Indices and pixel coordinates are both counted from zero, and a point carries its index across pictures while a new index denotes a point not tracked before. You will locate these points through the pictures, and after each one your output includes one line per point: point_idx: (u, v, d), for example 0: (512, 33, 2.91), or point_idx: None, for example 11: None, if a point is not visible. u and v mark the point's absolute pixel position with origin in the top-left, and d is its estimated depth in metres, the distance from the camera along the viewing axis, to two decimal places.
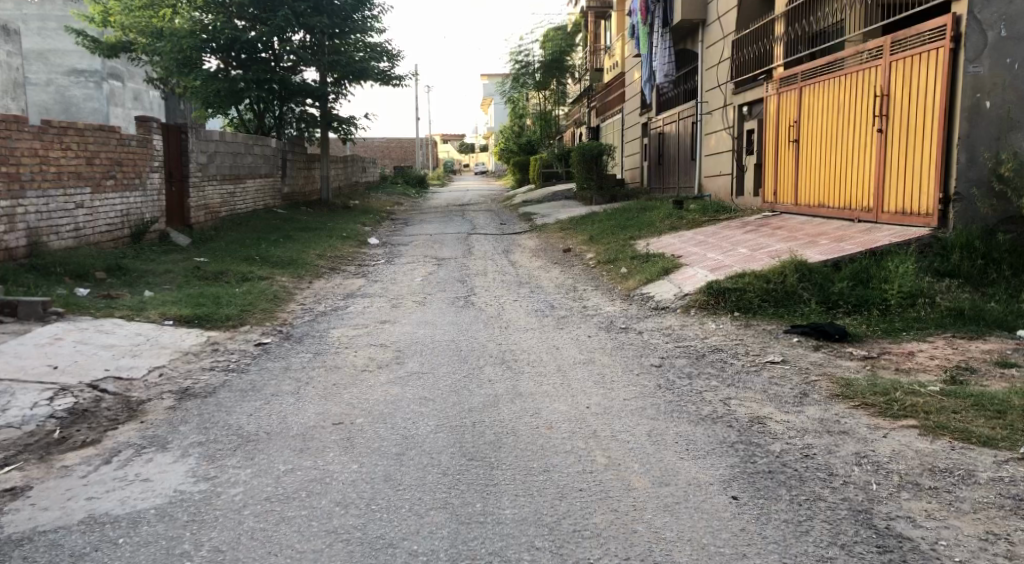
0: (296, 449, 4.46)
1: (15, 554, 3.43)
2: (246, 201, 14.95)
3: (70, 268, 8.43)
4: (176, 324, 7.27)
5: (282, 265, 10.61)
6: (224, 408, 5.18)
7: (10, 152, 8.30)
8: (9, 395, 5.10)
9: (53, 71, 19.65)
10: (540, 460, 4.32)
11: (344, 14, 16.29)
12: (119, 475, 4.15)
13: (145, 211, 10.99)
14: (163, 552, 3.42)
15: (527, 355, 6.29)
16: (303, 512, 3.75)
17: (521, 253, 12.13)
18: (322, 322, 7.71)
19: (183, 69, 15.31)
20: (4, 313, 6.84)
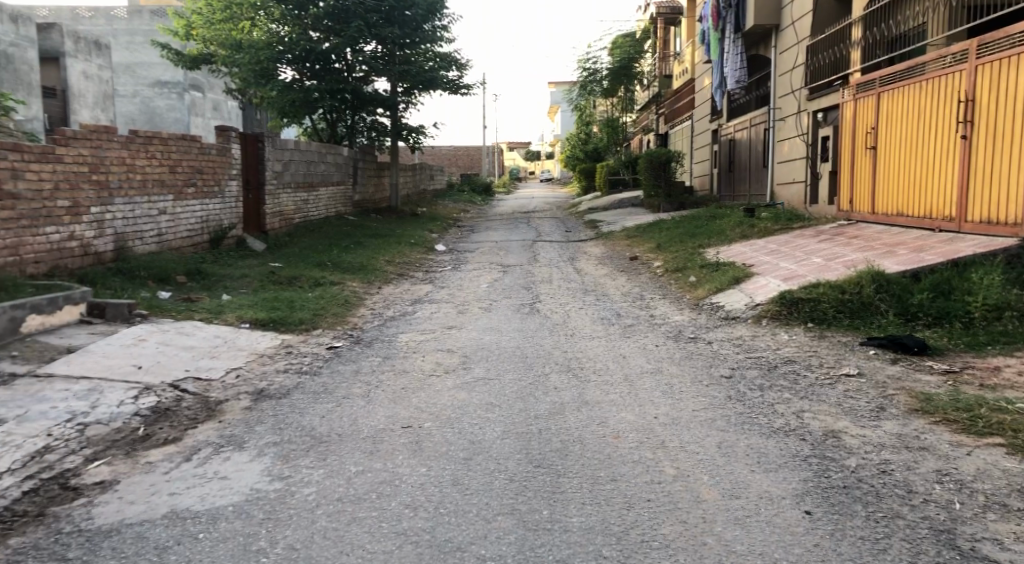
0: (367, 451, 4.55)
1: (104, 545, 3.59)
2: (319, 208, 15.33)
3: (153, 272, 8.79)
4: (252, 327, 7.51)
5: (352, 271, 10.83)
6: (298, 410, 5.32)
7: (100, 161, 8.70)
8: (98, 393, 5.34)
9: (138, 83, 20.94)
10: (607, 469, 4.30)
11: (415, 24, 16.40)
12: (199, 473, 4.30)
13: (223, 217, 11.38)
14: (241, 548, 3.53)
15: (594, 363, 6.29)
16: (373, 513, 3.82)
17: (587, 261, 12.13)
18: (391, 327, 7.84)
19: (259, 80, 15.75)
20: (93, 314, 7.17)
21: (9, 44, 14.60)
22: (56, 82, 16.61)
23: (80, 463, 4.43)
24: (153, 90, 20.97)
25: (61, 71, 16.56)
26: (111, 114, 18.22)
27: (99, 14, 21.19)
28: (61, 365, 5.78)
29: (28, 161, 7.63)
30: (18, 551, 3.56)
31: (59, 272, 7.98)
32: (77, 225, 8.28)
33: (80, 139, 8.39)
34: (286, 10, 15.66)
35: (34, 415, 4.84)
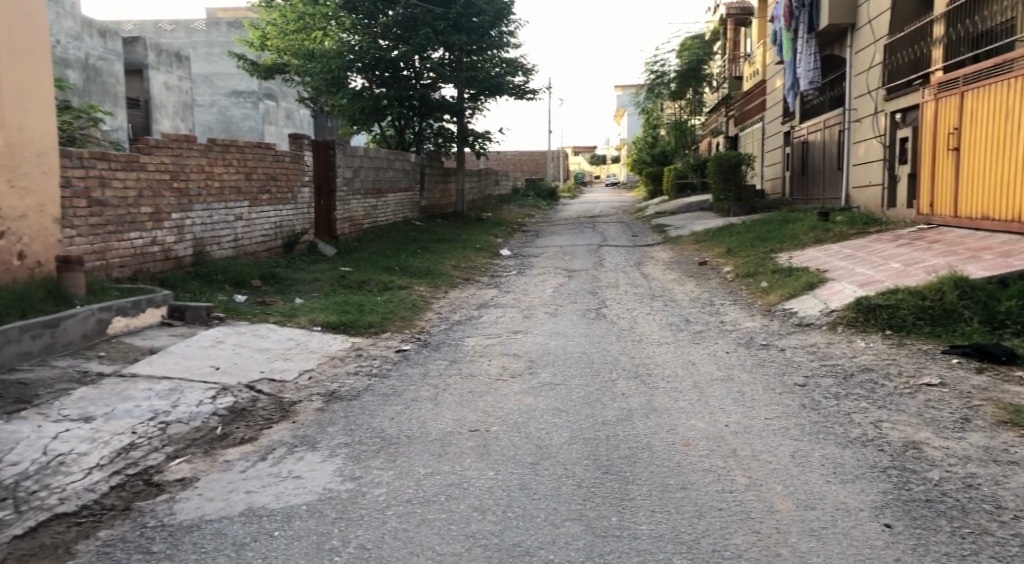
0: (435, 454, 4.60)
1: (185, 539, 3.70)
2: (387, 213, 15.58)
3: (230, 276, 9.07)
4: (323, 330, 7.67)
5: (420, 275, 10.97)
6: (368, 411, 5.41)
7: (181, 169, 9.02)
8: (179, 392, 5.54)
9: (216, 93, 21.68)
10: (676, 477, 4.25)
11: (482, 30, 16.62)
12: (273, 472, 4.41)
13: (296, 222, 11.67)
14: (315, 547, 3.60)
15: (662, 369, 6.22)
16: (442, 516, 3.86)
17: (654, 265, 12.02)
18: (457, 331, 7.91)
19: (331, 89, 16.18)
20: (174, 317, 7.43)
21: (97, 58, 15.29)
22: (139, 93, 17.32)
23: (162, 460, 4.59)
24: (230, 100, 21.66)
25: (145, 83, 17.25)
26: (190, 123, 18.89)
27: (180, 26, 22.01)
28: (145, 365, 6.01)
29: (114, 170, 7.97)
30: (106, 543, 3.71)
31: (142, 275, 8.31)
32: (159, 231, 8.61)
33: (162, 148, 8.72)
34: (357, 20, 16.04)
35: (119, 413, 5.04)
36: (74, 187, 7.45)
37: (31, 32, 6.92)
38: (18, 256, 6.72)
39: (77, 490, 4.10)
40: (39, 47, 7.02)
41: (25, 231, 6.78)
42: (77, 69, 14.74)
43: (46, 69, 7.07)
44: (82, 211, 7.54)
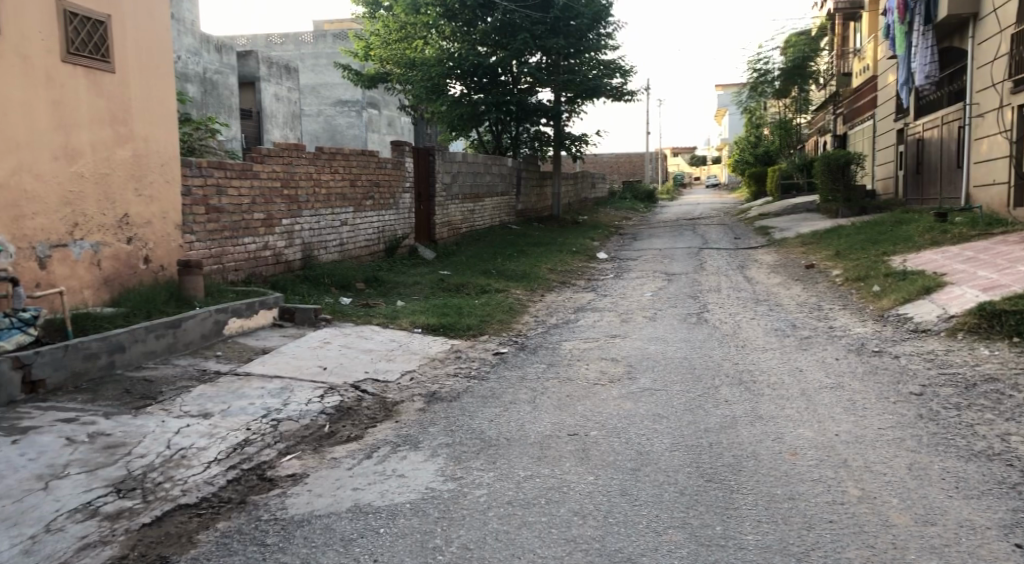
0: (534, 457, 4.62)
1: (297, 533, 3.82)
2: (485, 218, 15.77)
3: (336, 279, 9.40)
4: (424, 332, 7.82)
5: (517, 279, 11.04)
6: (468, 413, 5.48)
7: (291, 176, 9.38)
8: (290, 391, 5.77)
9: (322, 103, 22.49)
10: (784, 486, 4.12)
11: (580, 33, 16.59)
12: (378, 470, 4.53)
13: (397, 227, 11.96)
14: (419, 545, 3.66)
15: (768, 376, 6.04)
16: (543, 519, 3.87)
17: (758, 269, 11.70)
18: (555, 334, 7.92)
19: (431, 96, 16.46)
20: (284, 319, 7.75)
21: (213, 72, 16.10)
22: (252, 104, 18.13)
23: (274, 456, 4.78)
24: (335, 109, 22.41)
25: (257, 95, 18.05)
26: (298, 132, 19.65)
27: (289, 39, 22.90)
28: (258, 365, 6.28)
29: (230, 178, 8.35)
30: (225, 534, 3.84)
31: (255, 278, 8.71)
32: (271, 236, 9.00)
33: (274, 156, 9.08)
34: (456, 27, 16.34)
35: (235, 410, 5.28)
36: (194, 195, 7.85)
37: (155, 48, 7.34)
38: (144, 260, 7.20)
39: (198, 482, 4.32)
40: (164, 61, 7.45)
41: (150, 237, 7.26)
42: (195, 83, 15.55)
43: (169, 82, 7.50)
44: (201, 218, 7.94)
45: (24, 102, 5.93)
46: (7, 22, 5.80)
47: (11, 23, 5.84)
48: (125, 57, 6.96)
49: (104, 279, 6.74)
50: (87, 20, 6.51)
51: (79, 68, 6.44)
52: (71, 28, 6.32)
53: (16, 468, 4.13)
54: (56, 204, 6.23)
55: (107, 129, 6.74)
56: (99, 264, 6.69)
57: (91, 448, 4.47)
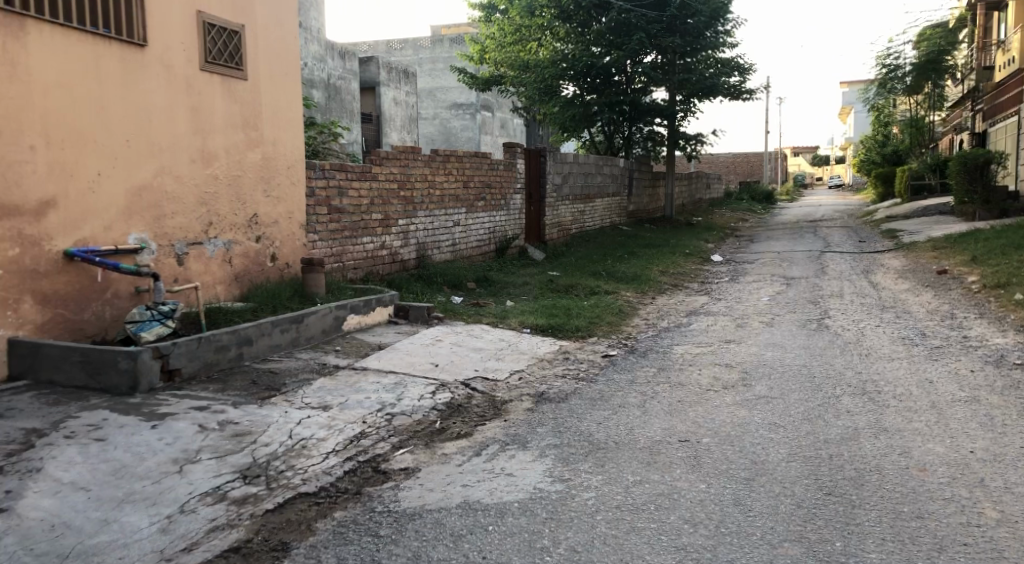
0: (644, 462, 4.56)
1: (409, 526, 3.90)
2: (596, 219, 15.72)
3: (448, 278, 9.59)
4: (533, 333, 7.87)
5: (627, 281, 10.93)
6: (577, 415, 5.47)
7: (407, 178, 9.63)
8: (403, 386, 5.93)
9: (438, 106, 22.99)
10: (912, 504, 3.90)
11: (697, 32, 16.13)
12: (487, 467, 4.58)
13: (508, 228, 12.10)
14: (527, 545, 3.67)
15: (894, 387, 5.73)
16: (653, 525, 3.81)
17: (884, 274, 11.11)
18: (666, 338, 7.79)
19: (544, 97, 16.79)
20: (398, 316, 7.98)
21: (336, 78, 16.75)
22: (372, 108, 18.74)
23: (389, 449, 4.91)
24: (450, 112, 22.88)
25: (377, 99, 18.64)
26: (414, 135, 20.19)
27: (408, 44, 23.51)
28: (374, 360, 6.48)
29: (350, 180, 8.66)
30: (341, 524, 3.96)
31: (372, 277, 9.01)
32: (387, 236, 9.27)
33: (392, 159, 9.33)
34: (571, 29, 16.40)
35: (352, 403, 5.48)
36: (317, 196, 8.19)
37: (284, 56, 7.70)
38: (271, 259, 7.59)
39: (317, 472, 4.49)
40: (291, 68, 7.80)
41: (277, 236, 7.63)
42: (320, 89, 16.22)
43: (296, 88, 7.86)
44: (324, 218, 8.27)
45: (166, 108, 6.34)
46: (153, 34, 6.22)
47: (157, 35, 6.26)
48: (257, 65, 7.34)
49: (234, 276, 7.14)
50: (224, 30, 6.90)
51: (216, 76, 6.84)
52: (208, 38, 6.72)
53: (155, 452, 4.43)
54: (193, 204, 6.63)
55: (240, 133, 7.13)
56: (230, 261, 7.09)
57: (220, 436, 4.73)
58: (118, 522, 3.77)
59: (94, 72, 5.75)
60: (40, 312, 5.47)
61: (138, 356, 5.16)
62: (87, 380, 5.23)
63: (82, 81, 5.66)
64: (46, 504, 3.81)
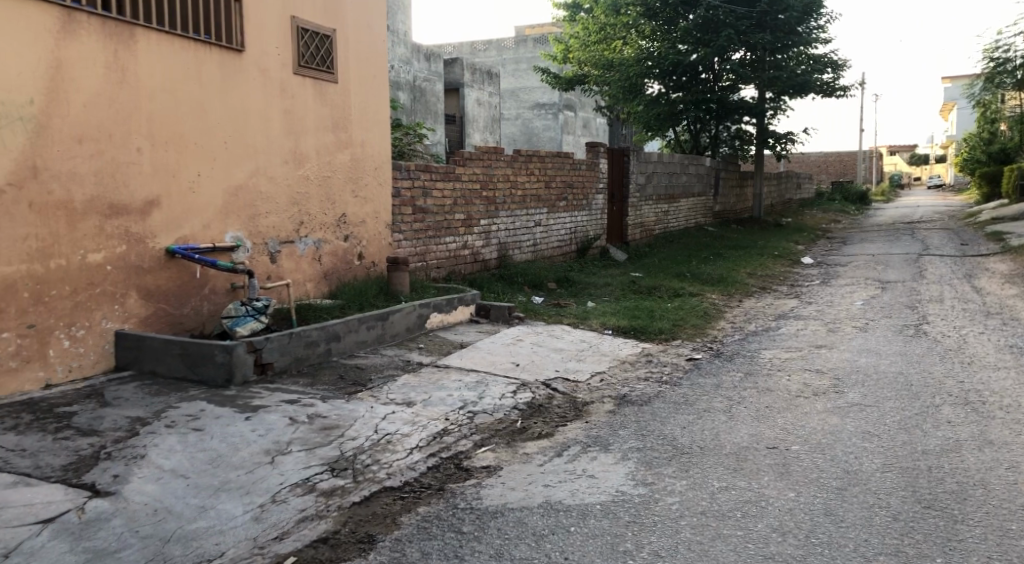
0: (730, 468, 4.46)
1: (491, 523, 3.92)
2: (680, 219, 15.47)
3: (528, 278, 9.62)
4: (614, 334, 7.82)
5: (712, 282, 10.73)
6: (660, 418, 5.40)
7: (490, 178, 9.69)
8: (485, 385, 5.98)
9: (521, 107, 23.08)
10: (1021, 522, 3.69)
11: (788, 27, 15.66)
12: (569, 469, 4.57)
13: (589, 228, 12.05)
14: (609, 547, 3.64)
15: (1001, 397, 5.43)
16: (739, 532, 3.72)
17: (990, 278, 10.56)
18: (753, 342, 7.59)
19: (628, 96, 16.69)
20: (480, 315, 8.06)
21: (422, 80, 17.01)
22: (455, 110, 18.96)
23: (471, 446, 4.95)
24: (533, 112, 22.93)
25: (460, 100, 18.85)
26: (497, 136, 20.32)
27: (491, 46, 23.68)
28: (456, 358, 6.56)
29: (434, 181, 8.78)
30: (425, 519, 4.01)
31: (454, 276, 9.13)
32: (470, 236, 9.37)
33: (475, 159, 9.41)
34: (657, 27, 16.26)
35: (435, 400, 5.56)
36: (402, 196, 8.33)
37: (373, 60, 7.87)
38: (358, 257, 7.77)
39: (402, 467, 4.57)
40: (380, 70, 7.98)
41: (364, 236, 7.81)
42: (406, 90, 16.50)
43: (384, 90, 8.02)
44: (409, 218, 8.42)
45: (262, 111, 6.57)
46: (250, 39, 6.45)
47: (254, 41, 6.49)
48: (347, 68, 7.53)
49: (323, 273, 7.34)
50: (317, 34, 7.10)
51: (308, 80, 7.05)
52: (302, 43, 6.93)
53: (249, 443, 4.59)
54: (285, 204, 6.85)
55: (330, 134, 7.33)
56: (320, 259, 7.30)
57: (309, 429, 4.87)
58: (214, 509, 3.92)
59: (195, 78, 5.99)
60: (144, 307, 5.75)
61: (233, 350, 5.36)
62: (187, 372, 5.46)
63: (183, 86, 5.91)
64: (149, 489, 3.99)
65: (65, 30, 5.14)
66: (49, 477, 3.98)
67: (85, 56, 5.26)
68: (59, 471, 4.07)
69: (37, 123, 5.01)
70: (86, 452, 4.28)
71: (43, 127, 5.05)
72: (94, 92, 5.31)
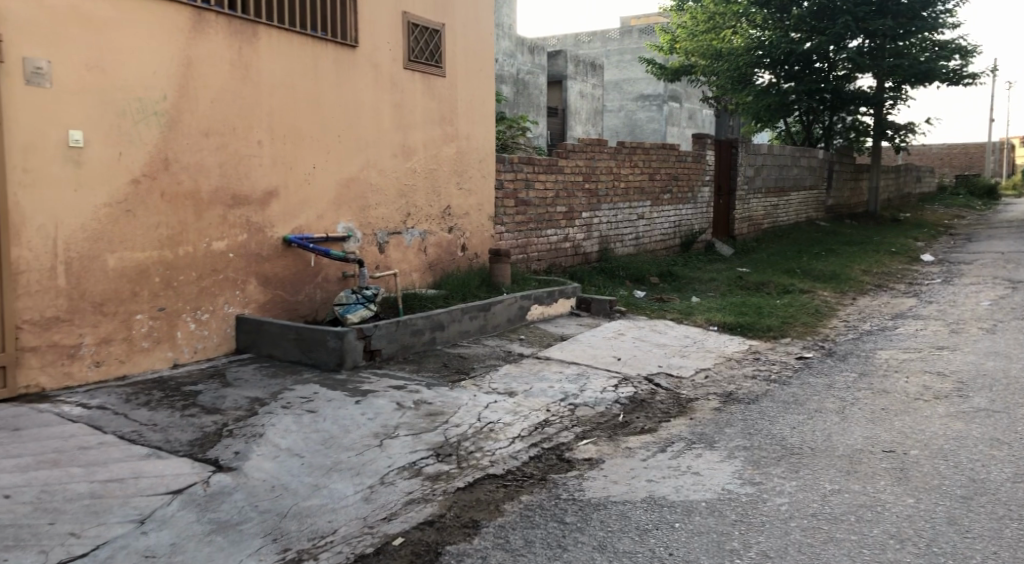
0: (843, 470, 4.30)
1: (594, 516, 3.92)
2: (790, 214, 14.96)
3: (631, 272, 9.54)
4: (720, 330, 7.65)
5: (824, 279, 10.35)
6: (768, 418, 5.25)
7: (593, 171, 9.65)
8: (586, 378, 5.98)
9: (625, 99, 22.89)
10: None
11: (913, 12, 14.90)
12: (673, 465, 4.51)
13: (694, 222, 11.85)
14: (716, 545, 3.57)
15: None
16: (853, 537, 3.58)
17: None
18: (869, 342, 7.29)
19: (737, 86, 16.38)
20: (581, 309, 8.06)
21: (525, 73, 17.10)
22: (558, 102, 18.94)
23: (572, 439, 4.96)
24: (637, 104, 22.67)
25: (564, 93, 18.82)
26: (600, 128, 20.21)
27: (596, 37, 23.54)
28: (557, 351, 6.58)
29: (537, 173, 8.82)
30: (528, 507, 4.04)
31: (555, 269, 9.16)
32: (571, 229, 9.36)
33: (578, 152, 9.39)
34: (769, 15, 15.76)
35: (537, 391, 5.61)
36: (506, 189, 8.41)
37: (479, 54, 7.96)
38: (461, 249, 7.90)
39: (504, 455, 4.63)
40: (486, 65, 8.06)
41: (467, 228, 7.93)
42: (510, 84, 16.60)
43: (489, 84, 8.11)
44: (511, 210, 8.48)
45: (373, 105, 6.76)
46: (363, 35, 6.64)
47: (367, 36, 6.68)
48: (455, 62, 7.65)
49: (429, 264, 7.50)
50: (426, 29, 7.24)
51: (417, 74, 7.20)
52: (412, 38, 7.08)
53: (359, 425, 4.76)
54: (393, 196, 7.03)
55: (438, 128, 7.47)
56: (425, 250, 7.45)
57: (415, 414, 5.00)
58: (327, 488, 4.08)
59: (312, 73, 6.21)
60: (262, 293, 6.03)
61: (344, 336, 5.54)
62: (301, 356, 5.68)
63: (301, 82, 6.14)
64: (267, 466, 4.19)
65: (195, 29, 5.43)
66: (177, 451, 4.24)
67: (213, 53, 5.54)
68: (186, 445, 4.32)
69: (169, 117, 5.31)
70: (210, 429, 4.53)
71: (174, 121, 5.35)
72: (220, 89, 5.59)
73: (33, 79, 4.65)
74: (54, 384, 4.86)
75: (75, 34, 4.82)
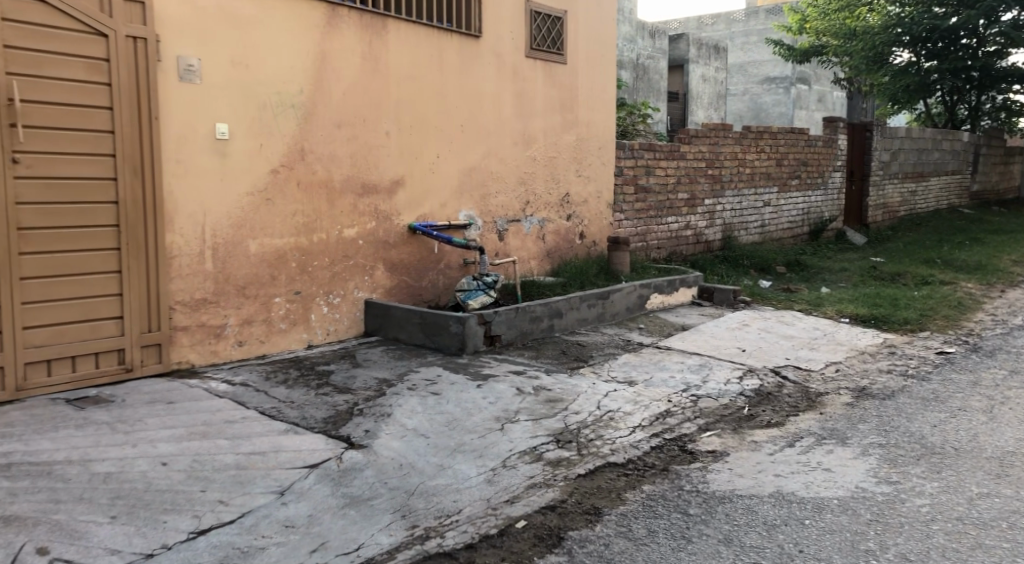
0: (992, 473, 4.03)
1: (719, 508, 3.84)
2: (929, 200, 14.10)
3: (756, 262, 9.28)
4: (852, 323, 7.31)
5: (968, 270, 9.69)
6: (905, 415, 4.98)
7: (716, 157, 9.40)
8: (708, 369, 5.86)
9: (749, 82, 22.15)
10: None
11: None
12: (803, 460, 4.36)
13: (824, 210, 11.37)
14: (849, 545, 3.43)
15: None
16: (1004, 544, 3.36)
17: None
18: (1020, 338, 6.77)
19: (872, 66, 15.41)
20: (704, 298, 7.90)
21: (646, 57, 16.82)
22: (679, 87, 18.55)
23: (695, 430, 4.86)
24: (763, 87, 21.88)
25: (685, 77, 18.40)
26: (723, 113, 19.65)
27: (720, 19, 22.90)
28: (678, 341, 6.48)
29: (658, 159, 8.67)
30: (650, 497, 4.01)
31: (676, 257, 9.01)
32: (693, 217, 9.17)
33: (701, 137, 9.16)
34: None
35: (657, 381, 5.54)
36: (626, 176, 8.33)
37: (601, 41, 7.91)
38: (580, 237, 7.88)
39: (625, 444, 4.60)
40: (607, 52, 8.01)
41: (586, 215, 7.91)
42: (629, 69, 16.36)
43: (610, 72, 8.05)
44: (631, 197, 8.39)
45: (496, 94, 6.84)
46: (487, 26, 6.72)
47: (491, 26, 6.76)
48: (576, 50, 7.63)
49: (547, 251, 7.53)
50: (548, 17, 7.25)
51: (539, 63, 7.23)
52: (534, 26, 7.12)
53: (481, 409, 4.85)
54: (514, 184, 7.10)
55: (559, 116, 7.49)
56: (544, 238, 7.49)
57: (535, 400, 5.04)
58: (452, 468, 4.19)
59: (438, 65, 6.35)
60: (389, 279, 6.23)
61: (466, 321, 5.65)
62: (425, 340, 5.84)
63: (427, 73, 6.28)
64: (394, 445, 4.34)
65: (330, 25, 5.65)
66: (313, 428, 4.45)
67: (346, 47, 5.75)
68: (321, 423, 4.53)
69: (305, 110, 5.56)
70: (342, 408, 4.74)
71: (310, 113, 5.60)
72: (352, 81, 5.80)
73: (185, 76, 4.96)
74: (202, 361, 5.20)
75: (223, 32, 5.11)
